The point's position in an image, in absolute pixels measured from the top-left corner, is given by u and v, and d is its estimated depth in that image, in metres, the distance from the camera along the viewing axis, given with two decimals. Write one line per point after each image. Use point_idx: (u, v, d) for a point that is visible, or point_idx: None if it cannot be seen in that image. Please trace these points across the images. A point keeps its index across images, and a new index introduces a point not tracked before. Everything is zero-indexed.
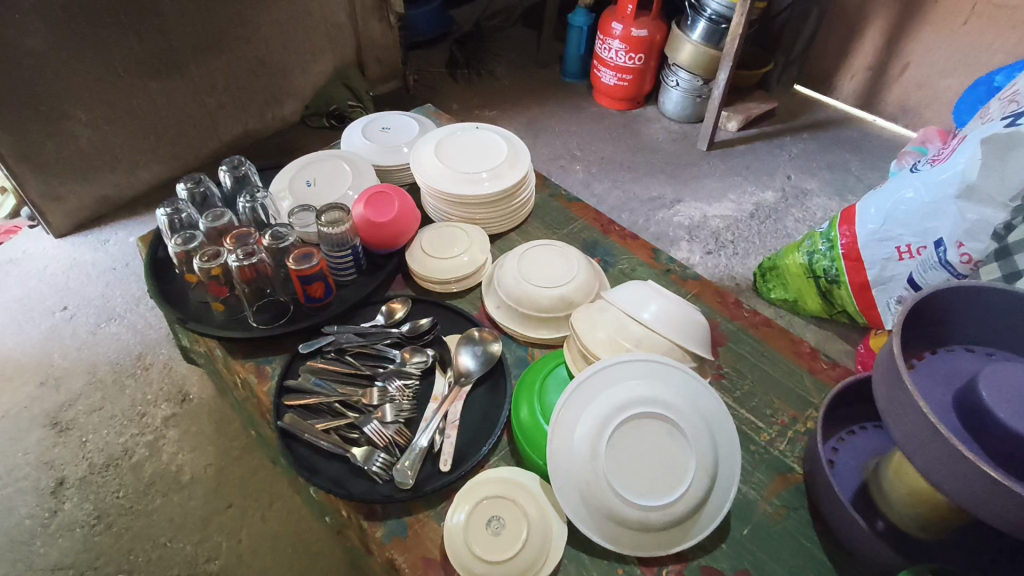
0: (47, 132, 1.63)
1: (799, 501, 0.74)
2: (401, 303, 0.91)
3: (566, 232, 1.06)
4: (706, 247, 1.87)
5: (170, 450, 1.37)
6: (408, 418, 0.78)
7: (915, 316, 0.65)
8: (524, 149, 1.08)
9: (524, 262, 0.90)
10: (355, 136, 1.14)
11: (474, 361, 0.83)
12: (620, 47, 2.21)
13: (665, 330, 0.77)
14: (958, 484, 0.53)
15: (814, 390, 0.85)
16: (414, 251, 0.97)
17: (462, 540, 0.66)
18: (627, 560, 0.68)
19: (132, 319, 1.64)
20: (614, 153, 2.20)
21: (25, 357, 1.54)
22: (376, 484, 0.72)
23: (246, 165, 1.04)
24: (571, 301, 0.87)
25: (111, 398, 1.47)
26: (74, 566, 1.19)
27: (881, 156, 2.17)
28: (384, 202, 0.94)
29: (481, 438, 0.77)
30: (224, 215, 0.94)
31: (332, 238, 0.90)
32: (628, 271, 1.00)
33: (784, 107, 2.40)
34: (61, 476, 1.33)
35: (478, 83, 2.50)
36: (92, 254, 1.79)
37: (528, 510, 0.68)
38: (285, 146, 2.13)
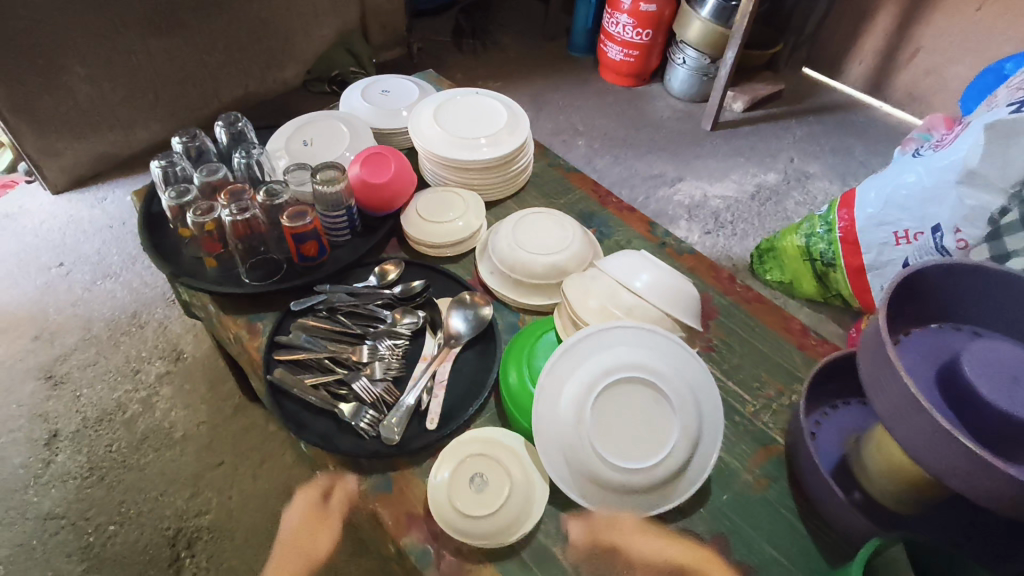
0: (45, 86, 1.62)
1: (780, 471, 0.74)
2: (394, 265, 0.91)
3: (563, 202, 1.06)
4: (705, 226, 1.87)
5: (163, 406, 1.39)
6: (396, 376, 0.79)
7: (902, 296, 0.66)
8: (524, 118, 1.07)
9: (519, 229, 0.90)
10: (354, 97, 1.13)
11: (464, 325, 0.83)
12: (628, 22, 2.18)
13: (655, 299, 0.77)
14: (935, 455, 0.54)
15: (802, 364, 0.85)
16: (409, 215, 0.96)
17: (444, 496, 0.67)
18: (607, 521, 0.69)
19: (128, 277, 1.64)
20: (616, 129, 2.19)
21: (20, 311, 1.55)
22: (363, 440, 0.73)
23: (243, 121, 1.03)
24: (565, 269, 0.87)
25: (106, 353, 1.48)
26: (65, 515, 1.22)
27: (885, 142, 2.16)
28: (380, 163, 0.93)
29: (469, 398, 0.77)
30: (219, 170, 0.93)
31: (326, 197, 0.90)
32: (624, 242, 1.00)
33: (791, 89, 2.38)
34: (55, 429, 1.34)
35: (484, 53, 2.47)
36: (89, 211, 1.79)
37: (511, 470, 0.69)
38: (287, 109, 2.12)
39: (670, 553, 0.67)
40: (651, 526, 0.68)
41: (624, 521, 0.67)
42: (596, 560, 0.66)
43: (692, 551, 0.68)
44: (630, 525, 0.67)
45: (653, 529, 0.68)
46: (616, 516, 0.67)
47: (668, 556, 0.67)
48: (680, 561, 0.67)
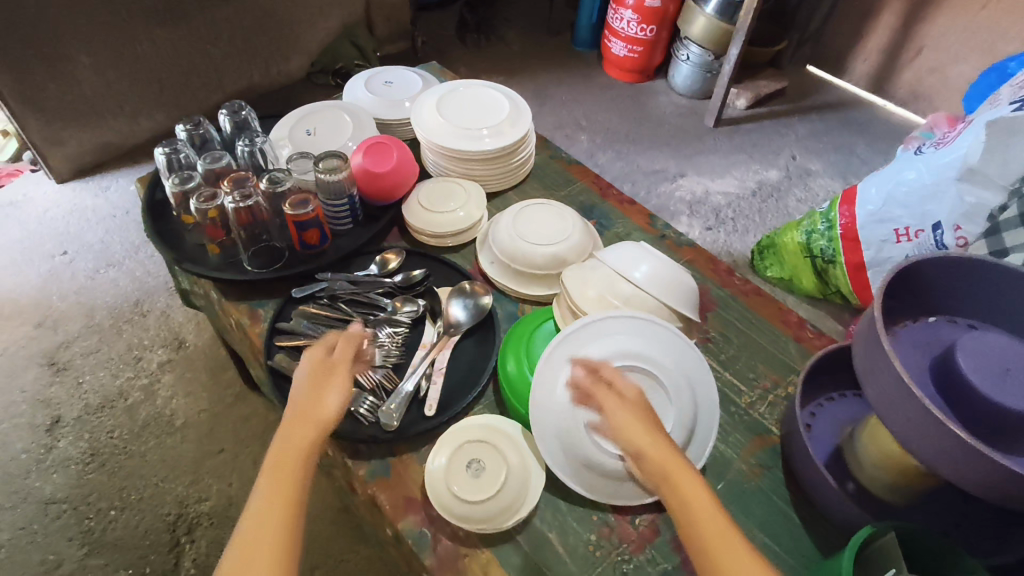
0: (50, 75, 1.63)
1: (774, 461, 0.75)
2: (395, 254, 0.91)
3: (564, 193, 1.06)
4: (706, 222, 1.88)
5: (165, 394, 1.40)
6: (396, 363, 0.80)
7: (897, 289, 0.66)
8: (526, 109, 1.07)
9: (520, 220, 0.91)
10: (357, 88, 1.13)
11: (464, 313, 0.84)
12: (632, 17, 2.18)
13: (654, 290, 0.78)
14: (927, 444, 0.55)
15: (798, 357, 0.86)
16: (410, 204, 0.97)
17: (441, 481, 0.68)
18: (602, 507, 0.69)
19: (130, 266, 1.65)
20: (618, 124, 2.19)
21: (24, 298, 1.56)
22: (362, 425, 0.73)
23: (247, 110, 1.03)
24: (564, 260, 0.88)
25: (108, 340, 1.49)
26: (67, 500, 1.23)
27: (888, 140, 2.16)
28: (383, 153, 0.94)
29: (467, 386, 0.78)
30: (223, 158, 0.94)
31: (329, 186, 0.91)
32: (623, 234, 1.01)
33: (794, 86, 2.38)
34: (57, 415, 1.36)
35: (487, 47, 2.47)
36: (93, 200, 1.80)
37: (508, 457, 0.69)
38: (290, 101, 2.12)
39: (641, 440, 0.60)
40: (648, 419, 0.62)
41: (624, 392, 0.64)
42: (591, 546, 0.67)
43: (677, 460, 0.59)
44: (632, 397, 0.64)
45: (648, 422, 0.61)
46: (620, 383, 0.65)
47: (637, 444, 0.60)
48: (652, 458, 0.59)
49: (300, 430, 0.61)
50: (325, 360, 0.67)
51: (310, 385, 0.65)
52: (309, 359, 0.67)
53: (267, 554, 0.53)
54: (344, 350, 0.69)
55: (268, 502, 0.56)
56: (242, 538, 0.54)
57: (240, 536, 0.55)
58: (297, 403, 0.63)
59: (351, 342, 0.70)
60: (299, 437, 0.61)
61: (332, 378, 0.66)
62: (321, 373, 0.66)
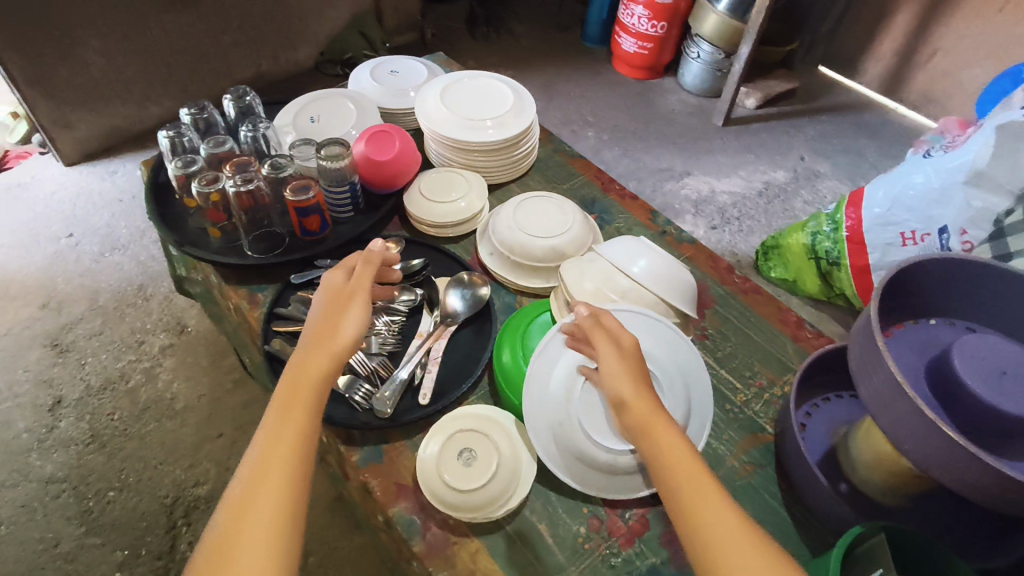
0: (59, 57, 1.65)
1: (767, 459, 0.75)
2: (395, 243, 0.91)
3: (566, 187, 1.06)
4: (711, 221, 1.87)
5: (165, 377, 1.41)
6: (392, 351, 0.80)
7: (895, 289, 0.66)
8: (530, 100, 1.07)
9: (520, 212, 0.91)
10: (363, 76, 1.13)
11: (461, 303, 0.83)
12: (643, 14, 2.17)
13: (651, 284, 0.79)
14: (918, 444, 0.55)
15: (795, 355, 0.86)
16: (412, 194, 0.97)
17: (433, 469, 0.68)
18: (593, 500, 0.69)
19: (135, 250, 1.66)
20: (626, 121, 2.18)
21: (29, 279, 1.58)
22: (356, 411, 0.74)
23: (252, 95, 1.02)
24: (564, 253, 0.88)
25: (111, 323, 1.50)
26: (67, 480, 1.25)
27: (898, 143, 2.14)
28: (385, 141, 0.94)
29: (462, 375, 0.78)
30: (226, 142, 0.93)
31: (330, 173, 0.91)
32: (624, 229, 1.00)
33: (805, 87, 2.36)
34: (59, 395, 1.38)
35: (497, 41, 2.46)
36: (99, 184, 1.81)
37: (499, 445, 0.69)
38: (298, 90, 2.12)
39: (624, 388, 0.59)
40: (639, 369, 0.61)
41: (621, 340, 0.63)
42: (580, 538, 0.67)
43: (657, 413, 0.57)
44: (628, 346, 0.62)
45: (636, 373, 0.60)
46: (618, 331, 0.63)
47: (619, 392, 0.58)
48: (632, 405, 0.58)
49: (316, 354, 0.62)
50: (344, 283, 0.68)
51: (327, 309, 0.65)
52: (328, 282, 0.68)
53: (287, 459, 0.56)
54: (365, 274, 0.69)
55: (283, 425, 0.57)
56: (256, 456, 0.56)
57: (254, 455, 0.56)
58: (315, 326, 0.64)
59: (371, 266, 0.71)
60: (317, 360, 0.61)
61: (352, 301, 0.66)
62: (339, 299, 0.66)
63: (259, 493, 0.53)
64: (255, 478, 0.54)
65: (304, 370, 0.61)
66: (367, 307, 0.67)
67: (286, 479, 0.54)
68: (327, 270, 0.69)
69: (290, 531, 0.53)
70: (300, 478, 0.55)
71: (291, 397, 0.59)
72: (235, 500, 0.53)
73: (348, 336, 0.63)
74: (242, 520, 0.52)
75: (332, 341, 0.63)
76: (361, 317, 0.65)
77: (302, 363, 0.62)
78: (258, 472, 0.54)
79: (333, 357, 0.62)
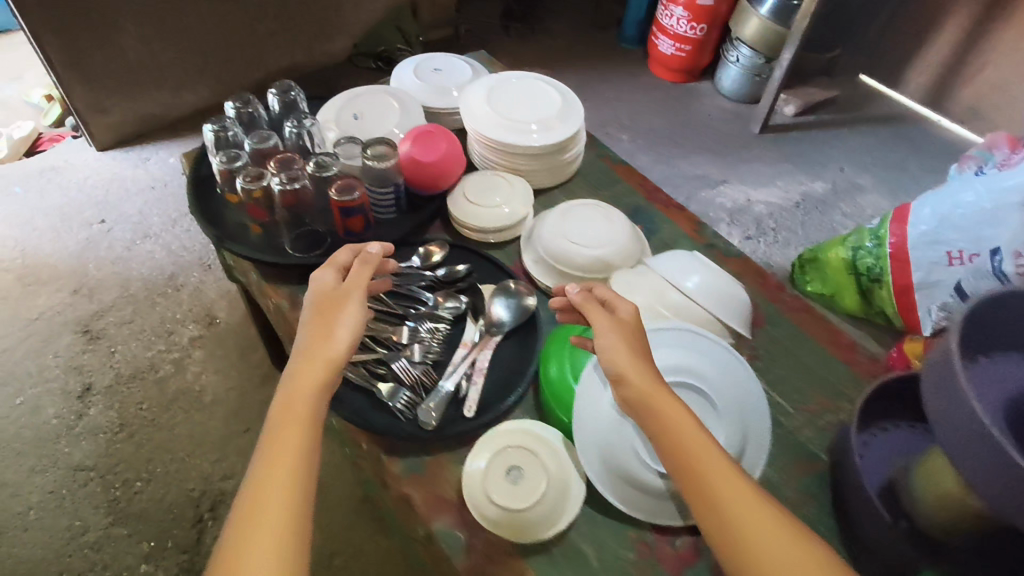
0: (97, 42, 1.66)
1: (821, 490, 0.73)
2: (439, 247, 0.89)
3: (611, 195, 1.03)
4: (746, 231, 1.84)
5: (195, 369, 1.41)
6: (435, 360, 0.78)
7: (975, 324, 0.62)
8: (578, 105, 1.04)
9: (567, 219, 0.89)
10: (406, 74, 1.11)
11: (507, 313, 0.81)
12: (682, 15, 2.13)
13: (706, 301, 0.76)
14: (999, 494, 0.51)
15: (849, 381, 0.83)
16: (455, 197, 0.94)
17: (479, 485, 0.66)
18: (640, 525, 0.67)
19: (166, 239, 1.65)
20: (661, 125, 2.15)
21: (63, 264, 1.58)
22: (398, 420, 0.72)
23: (296, 90, 1.00)
24: (611, 264, 0.86)
25: (142, 312, 1.50)
26: (95, 468, 1.26)
27: (941, 158, 2.08)
28: (430, 141, 0.91)
29: (507, 388, 0.76)
30: (270, 138, 0.91)
31: (374, 173, 0.89)
32: (671, 241, 0.97)
33: (846, 96, 2.30)
34: (88, 382, 1.38)
35: (533, 39, 2.44)
36: (133, 170, 1.81)
37: (547, 464, 0.67)
38: (332, 83, 2.11)
39: (621, 361, 0.60)
40: (632, 338, 0.63)
41: (618, 311, 0.65)
42: (628, 564, 0.64)
43: (660, 387, 0.59)
44: (624, 317, 0.65)
45: (636, 346, 0.62)
46: (613, 301, 0.66)
47: (618, 366, 0.60)
48: (632, 380, 0.59)
49: (312, 362, 0.61)
50: (336, 286, 0.67)
51: (319, 314, 0.64)
52: (320, 285, 0.67)
53: (292, 467, 0.55)
54: (356, 274, 0.68)
55: (282, 437, 0.57)
56: (257, 474, 0.55)
57: (258, 465, 0.55)
58: (309, 333, 0.63)
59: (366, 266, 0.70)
60: (316, 368, 0.61)
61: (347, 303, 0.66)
62: (331, 303, 0.65)
63: (263, 512, 0.52)
64: (257, 497, 0.53)
65: (301, 381, 0.60)
66: (364, 308, 0.66)
67: (291, 488, 0.54)
68: (315, 270, 0.68)
69: (298, 543, 0.52)
70: (304, 491, 0.54)
71: (287, 410, 0.58)
72: (242, 518, 0.52)
73: (344, 339, 0.63)
74: (251, 535, 0.51)
75: (330, 346, 0.62)
76: (358, 319, 0.64)
77: (300, 370, 0.61)
78: (261, 489, 0.54)
79: (332, 361, 0.61)
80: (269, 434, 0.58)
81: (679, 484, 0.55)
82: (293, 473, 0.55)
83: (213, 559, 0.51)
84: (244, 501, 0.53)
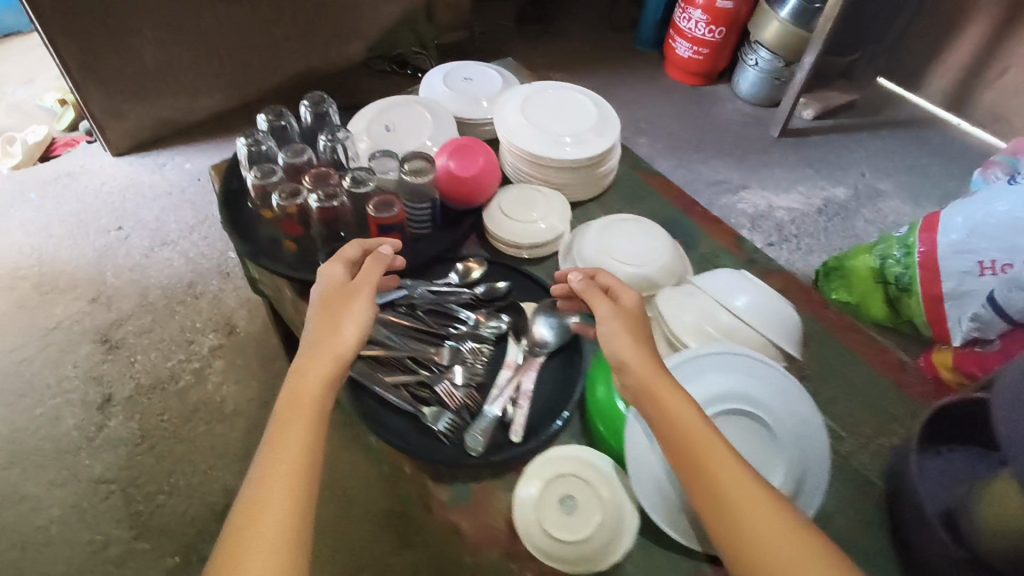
0: (113, 47, 1.64)
1: (877, 517, 0.71)
2: (478, 263, 0.87)
3: (647, 208, 1.02)
4: (768, 237, 1.82)
5: (215, 379, 1.39)
6: (479, 383, 0.76)
7: None
8: (613, 115, 1.02)
9: (608, 235, 0.87)
10: (436, 83, 1.09)
11: (550, 333, 0.79)
12: (701, 18, 2.11)
13: (757, 322, 0.74)
14: None
15: (900, 402, 0.81)
16: (492, 211, 0.92)
17: (532, 515, 0.64)
18: (696, 556, 0.65)
19: (184, 246, 1.64)
20: (679, 129, 2.13)
21: (80, 271, 1.57)
22: (443, 446, 0.71)
23: (328, 102, 0.98)
24: (655, 281, 0.84)
25: (161, 321, 1.49)
26: (117, 481, 1.24)
27: (963, 163, 2.06)
28: (469, 155, 0.89)
29: (554, 411, 0.74)
30: (304, 152, 0.89)
31: (411, 187, 0.87)
32: (711, 256, 0.96)
33: (865, 100, 2.28)
34: (108, 393, 1.36)
35: (548, 42, 2.41)
36: (149, 176, 1.79)
37: (600, 491, 0.66)
38: (347, 87, 2.09)
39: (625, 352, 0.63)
40: (636, 325, 0.66)
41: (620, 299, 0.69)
42: None
43: (658, 375, 0.61)
44: (627, 305, 0.69)
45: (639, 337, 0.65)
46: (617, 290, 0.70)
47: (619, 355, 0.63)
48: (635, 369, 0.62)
49: (319, 354, 0.63)
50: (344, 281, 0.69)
51: (327, 307, 0.66)
52: (328, 280, 0.69)
53: (296, 455, 0.57)
54: (363, 270, 0.70)
55: (288, 426, 0.58)
56: (263, 461, 0.57)
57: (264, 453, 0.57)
58: (317, 325, 0.65)
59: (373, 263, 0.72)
60: (323, 360, 0.63)
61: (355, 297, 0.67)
62: (338, 297, 0.67)
63: (270, 499, 0.54)
64: (263, 483, 0.55)
65: (308, 371, 0.62)
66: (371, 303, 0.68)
67: (295, 475, 0.56)
68: (324, 264, 0.71)
69: (302, 530, 0.54)
70: (308, 481, 0.56)
71: (295, 400, 0.60)
72: (247, 502, 0.54)
73: (351, 332, 0.65)
74: (256, 518, 0.53)
75: (336, 338, 0.64)
76: (364, 313, 0.66)
77: (307, 361, 0.63)
78: (266, 476, 0.56)
79: (338, 353, 0.63)
80: (274, 422, 0.59)
81: (679, 469, 0.58)
82: (297, 460, 0.56)
83: (220, 541, 0.53)
84: (252, 485, 0.55)
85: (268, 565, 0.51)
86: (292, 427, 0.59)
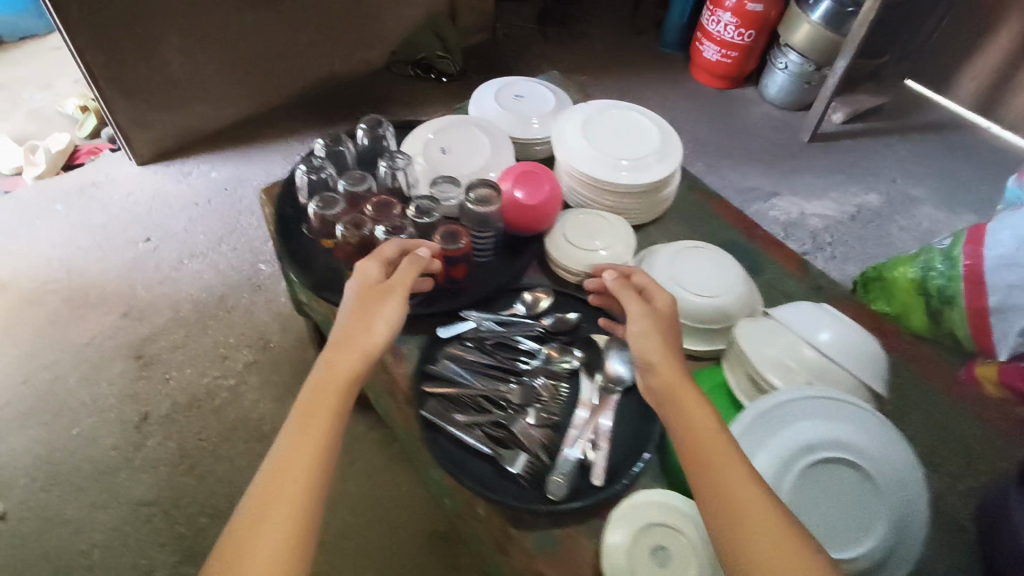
0: (139, 56, 1.61)
1: (968, 560, 0.70)
2: (546, 293, 0.85)
3: (707, 230, 1.00)
4: (802, 245, 1.80)
5: (252, 397, 1.37)
6: (555, 422, 0.74)
7: None
8: (673, 136, 1.00)
9: (679, 264, 0.84)
10: (487, 101, 1.07)
11: (625, 369, 0.77)
12: (730, 21, 2.07)
13: (845, 359, 0.72)
14: None
15: (978, 436, 0.80)
16: (555, 238, 0.90)
17: (623, 566, 0.63)
18: None
19: (213, 258, 1.61)
20: (707, 134, 2.10)
21: (110, 285, 1.55)
22: (524, 490, 0.69)
23: (384, 126, 0.96)
24: (729, 313, 0.82)
25: (194, 337, 1.47)
26: (157, 503, 1.23)
27: (995, 167, 2.04)
28: (534, 181, 0.87)
29: (635, 451, 0.72)
30: (364, 180, 0.88)
31: (475, 216, 0.85)
32: (775, 282, 0.94)
33: (894, 102, 2.25)
34: (145, 411, 1.35)
35: (571, 43, 2.38)
36: (174, 185, 1.76)
37: (691, 538, 0.64)
38: (370, 91, 2.06)
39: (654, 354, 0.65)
40: (663, 325, 0.69)
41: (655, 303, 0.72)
42: None
43: (682, 378, 0.64)
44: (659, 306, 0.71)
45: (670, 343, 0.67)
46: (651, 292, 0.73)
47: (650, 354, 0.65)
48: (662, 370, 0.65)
49: (345, 350, 0.65)
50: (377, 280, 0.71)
51: (360, 304, 0.69)
52: (361, 277, 0.71)
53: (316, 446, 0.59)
54: (398, 271, 0.72)
55: (311, 417, 0.61)
56: (283, 445, 0.59)
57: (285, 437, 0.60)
58: (348, 321, 0.67)
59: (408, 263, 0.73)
60: (350, 355, 0.65)
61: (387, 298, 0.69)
62: (370, 295, 0.69)
63: (283, 485, 0.56)
64: (280, 467, 0.57)
65: (331, 366, 0.64)
66: (402, 305, 0.70)
67: (311, 464, 0.58)
68: (360, 261, 0.72)
69: (308, 516, 0.56)
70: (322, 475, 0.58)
71: (319, 390, 0.63)
72: (263, 484, 0.57)
73: (379, 332, 0.67)
74: (269, 500, 0.55)
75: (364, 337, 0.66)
76: (395, 314, 0.68)
77: (335, 355, 0.65)
78: (284, 461, 0.58)
79: (365, 352, 0.65)
80: (299, 409, 0.62)
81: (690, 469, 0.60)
82: (315, 451, 0.59)
83: (233, 517, 0.55)
84: (268, 468, 0.58)
85: (273, 546, 0.53)
86: (314, 418, 0.61)
